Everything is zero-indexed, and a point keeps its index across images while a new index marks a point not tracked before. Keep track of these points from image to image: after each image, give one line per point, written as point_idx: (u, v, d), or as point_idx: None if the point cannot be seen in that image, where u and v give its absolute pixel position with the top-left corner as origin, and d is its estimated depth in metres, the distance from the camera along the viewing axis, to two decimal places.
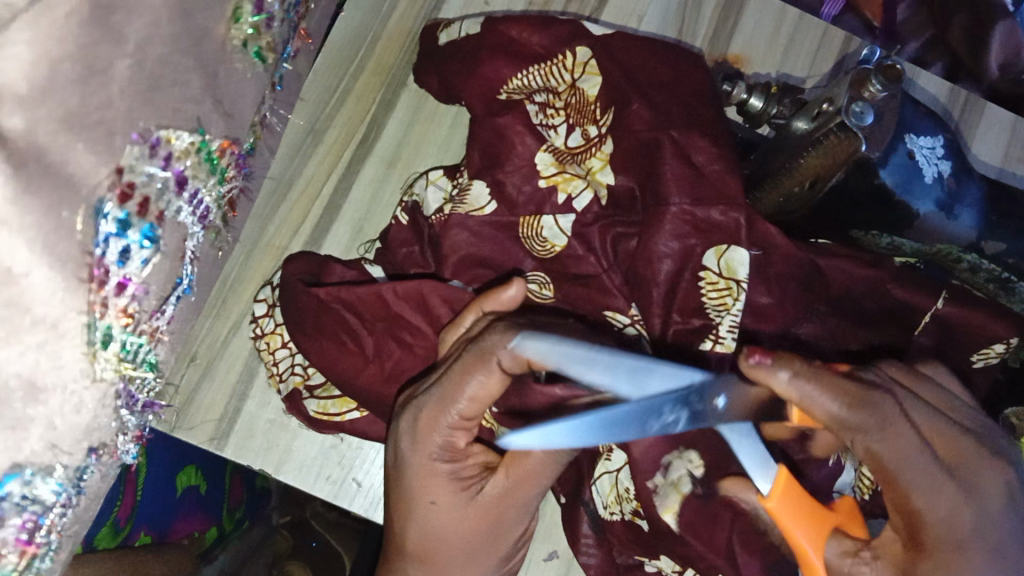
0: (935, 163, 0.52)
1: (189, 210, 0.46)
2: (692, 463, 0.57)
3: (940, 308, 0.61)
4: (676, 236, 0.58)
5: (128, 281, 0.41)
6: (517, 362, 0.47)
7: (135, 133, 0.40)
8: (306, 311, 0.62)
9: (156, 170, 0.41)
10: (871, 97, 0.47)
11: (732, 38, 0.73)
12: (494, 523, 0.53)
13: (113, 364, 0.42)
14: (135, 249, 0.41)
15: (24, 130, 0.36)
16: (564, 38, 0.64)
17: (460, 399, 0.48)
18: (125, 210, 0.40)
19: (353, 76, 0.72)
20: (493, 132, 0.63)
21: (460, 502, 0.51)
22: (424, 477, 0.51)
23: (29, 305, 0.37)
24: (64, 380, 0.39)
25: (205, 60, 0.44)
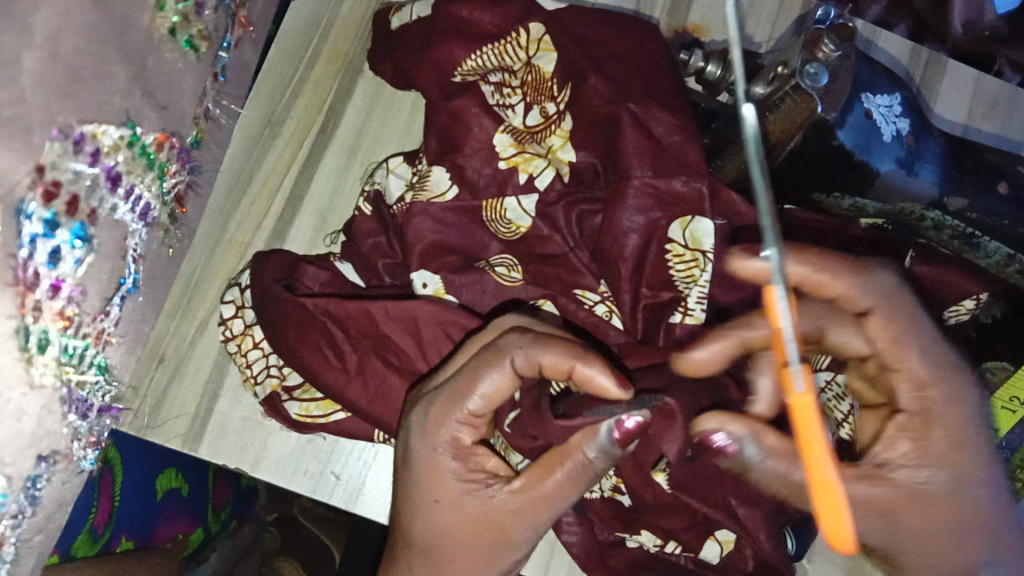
0: (892, 122, 0.52)
1: (128, 209, 0.46)
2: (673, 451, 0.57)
3: (911, 268, 0.61)
4: (638, 211, 0.58)
5: (61, 282, 0.42)
6: (530, 366, 0.50)
7: (55, 129, 0.40)
8: (287, 320, 0.61)
9: (83, 167, 0.42)
10: (825, 57, 0.48)
11: (691, 8, 0.74)
12: (499, 525, 0.52)
13: (54, 369, 0.43)
14: (65, 249, 0.42)
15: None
16: (517, 17, 0.64)
17: (473, 394, 0.51)
18: (52, 209, 0.41)
19: (308, 66, 0.71)
20: (449, 115, 0.62)
21: (479, 504, 0.52)
22: (431, 476, 0.52)
23: None
24: (1, 386, 0.41)
25: (132, 51, 0.45)
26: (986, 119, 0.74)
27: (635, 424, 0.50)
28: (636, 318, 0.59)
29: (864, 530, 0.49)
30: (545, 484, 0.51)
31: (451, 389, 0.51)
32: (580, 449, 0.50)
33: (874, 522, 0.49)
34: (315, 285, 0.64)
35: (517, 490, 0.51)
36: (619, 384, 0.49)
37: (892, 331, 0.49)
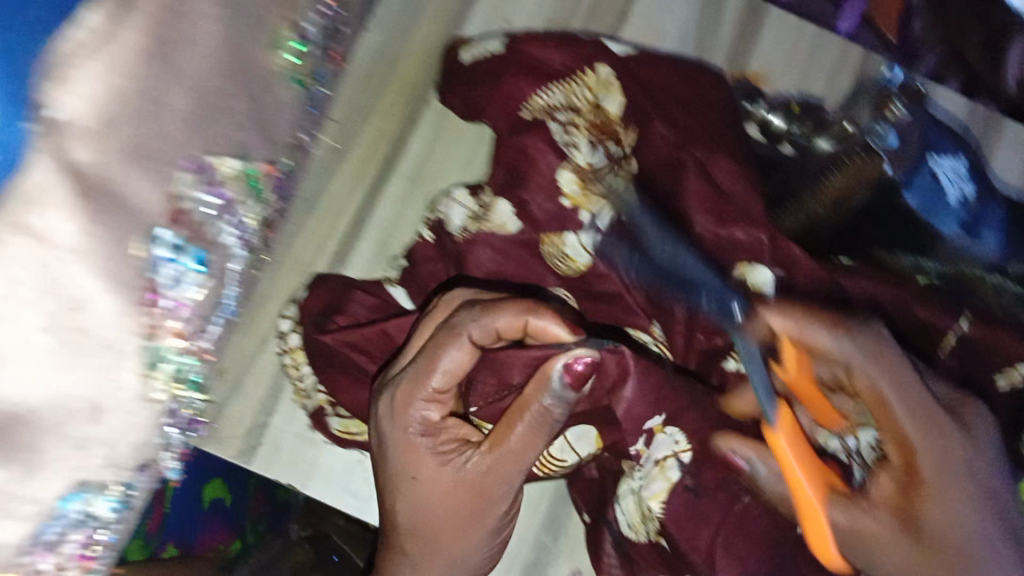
0: (958, 184, 0.57)
1: (234, 232, 0.47)
2: (677, 443, 0.58)
3: (965, 330, 0.57)
4: (698, 254, 0.59)
5: (180, 304, 0.42)
6: (486, 334, 0.53)
7: (186, 159, 0.40)
8: (317, 353, 0.64)
9: (204, 195, 0.42)
10: (895, 118, 0.52)
11: (753, 56, 0.77)
12: (479, 488, 0.54)
13: (166, 386, 0.42)
14: (189, 272, 0.42)
15: (94, 161, 0.34)
16: (584, 57, 0.64)
17: (437, 370, 0.52)
18: (179, 236, 0.40)
19: (376, 95, 0.72)
20: (515, 150, 0.63)
21: (458, 476, 0.54)
22: (407, 453, 0.54)
23: (94, 330, 0.35)
24: (123, 402, 0.39)
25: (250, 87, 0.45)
26: None
27: (584, 366, 0.52)
28: (689, 355, 0.61)
29: (853, 561, 0.52)
30: (510, 440, 0.53)
31: (421, 365, 0.53)
32: (536, 399, 0.52)
33: (862, 557, 0.51)
34: (361, 310, 0.66)
35: (485, 453, 0.54)
36: (571, 331, 0.54)
37: (869, 389, 0.50)
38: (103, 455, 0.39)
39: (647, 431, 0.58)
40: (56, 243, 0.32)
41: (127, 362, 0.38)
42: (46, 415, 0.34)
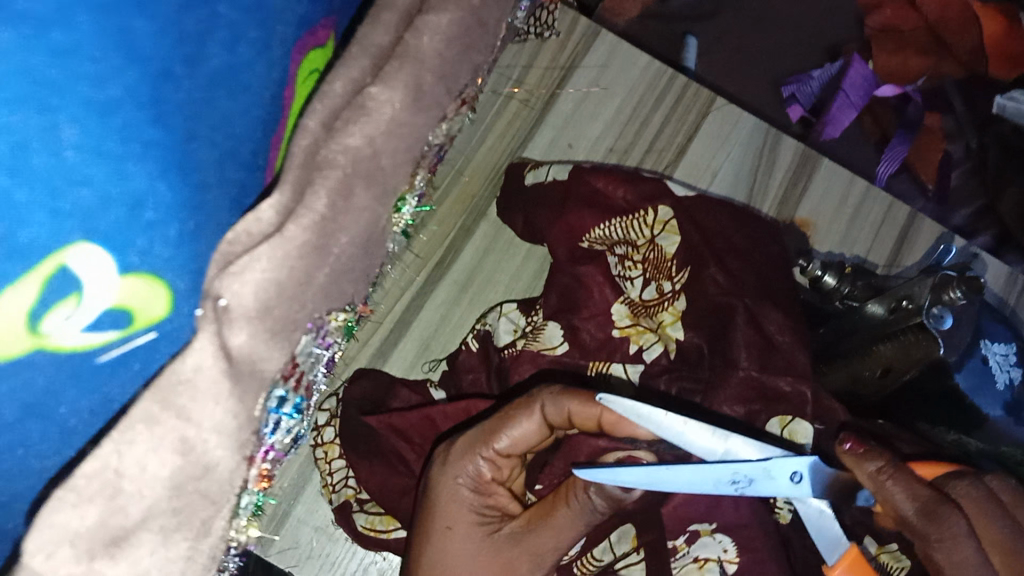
0: (1007, 370, 0.54)
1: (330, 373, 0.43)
2: (724, 551, 0.57)
3: None
4: (739, 400, 0.60)
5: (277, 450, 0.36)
6: (560, 414, 0.54)
7: (310, 321, 0.33)
8: (358, 438, 0.66)
9: (319, 350, 0.35)
10: (951, 301, 0.50)
11: (800, 203, 0.79)
12: (505, 562, 0.53)
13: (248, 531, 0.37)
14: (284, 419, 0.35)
15: (249, 349, 0.30)
16: (647, 196, 0.67)
17: (501, 435, 0.54)
18: (294, 393, 0.34)
19: (437, 201, 0.74)
20: (574, 279, 0.65)
21: (492, 547, 0.53)
22: (449, 503, 0.54)
23: (201, 484, 0.30)
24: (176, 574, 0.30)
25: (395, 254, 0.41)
26: None
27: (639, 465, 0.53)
28: None
29: None
30: (548, 518, 0.53)
31: (488, 422, 0.55)
32: (581, 486, 0.51)
33: None
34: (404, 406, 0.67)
35: (522, 524, 0.54)
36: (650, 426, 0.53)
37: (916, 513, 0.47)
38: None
39: (692, 530, 0.57)
40: (201, 424, 0.29)
41: (224, 518, 0.31)
42: None
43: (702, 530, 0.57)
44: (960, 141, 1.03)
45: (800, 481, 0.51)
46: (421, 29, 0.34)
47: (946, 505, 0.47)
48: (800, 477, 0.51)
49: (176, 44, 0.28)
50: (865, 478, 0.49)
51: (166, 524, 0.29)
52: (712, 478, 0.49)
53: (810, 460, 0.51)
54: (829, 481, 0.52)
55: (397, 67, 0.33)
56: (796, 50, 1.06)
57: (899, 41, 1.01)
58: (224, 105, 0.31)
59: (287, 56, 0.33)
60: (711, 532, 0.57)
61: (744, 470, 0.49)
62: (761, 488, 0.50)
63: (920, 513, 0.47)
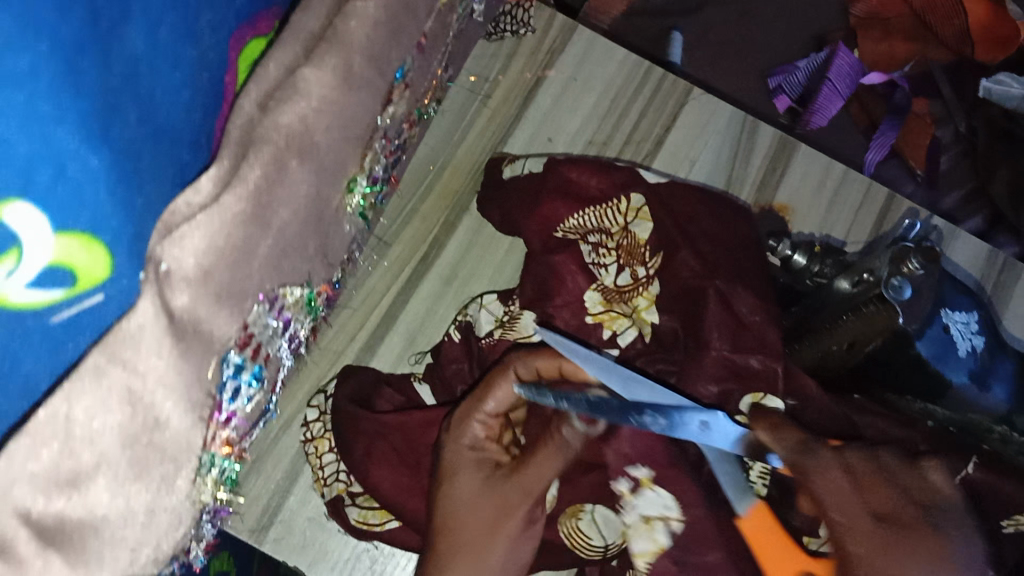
0: (969, 338, 0.55)
1: (288, 347, 0.46)
2: (666, 506, 0.59)
3: (970, 474, 0.58)
4: (709, 379, 0.62)
5: (234, 415, 0.37)
6: (531, 373, 0.60)
7: (265, 295, 0.35)
8: (357, 436, 0.67)
9: (273, 321, 0.39)
10: (910, 272, 0.52)
11: (779, 187, 0.81)
12: (502, 497, 0.58)
13: (211, 486, 0.38)
14: (245, 385, 0.38)
15: (190, 308, 0.31)
16: (620, 184, 0.69)
17: (487, 397, 0.60)
18: (246, 357, 0.37)
19: (421, 197, 0.76)
20: (548, 268, 0.67)
21: (489, 487, 0.58)
22: (451, 459, 0.59)
23: (164, 425, 0.32)
24: (161, 500, 0.33)
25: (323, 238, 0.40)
26: None
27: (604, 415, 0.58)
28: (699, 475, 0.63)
29: None
30: (534, 458, 0.59)
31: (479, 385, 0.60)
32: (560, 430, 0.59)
33: None
34: (390, 406, 0.70)
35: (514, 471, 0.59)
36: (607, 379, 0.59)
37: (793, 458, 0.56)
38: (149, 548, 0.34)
39: (635, 479, 0.60)
40: (146, 373, 0.30)
41: (187, 475, 0.34)
42: (117, 527, 0.31)
43: (643, 479, 0.60)
44: (948, 126, 1.03)
45: (710, 431, 0.56)
46: (349, 16, 0.34)
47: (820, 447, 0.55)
48: (709, 426, 0.56)
49: (84, 21, 0.30)
50: (762, 431, 0.57)
51: (123, 471, 0.30)
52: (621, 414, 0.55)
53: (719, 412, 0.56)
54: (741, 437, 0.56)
55: (325, 52, 0.32)
56: (778, 38, 1.06)
57: (884, 28, 1.04)
58: (157, 80, 0.34)
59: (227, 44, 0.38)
60: (653, 483, 0.60)
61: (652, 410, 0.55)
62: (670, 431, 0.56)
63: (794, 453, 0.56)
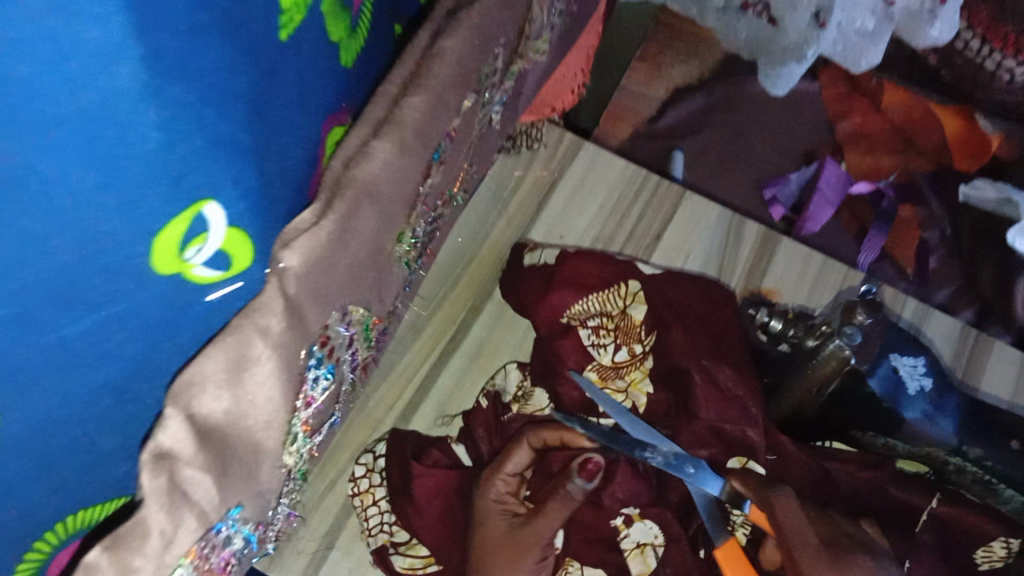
0: (918, 378, 0.72)
1: (349, 368, 0.48)
2: (655, 535, 0.69)
3: (936, 507, 0.69)
4: (699, 444, 0.72)
5: (312, 401, 0.42)
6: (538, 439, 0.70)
7: (338, 305, 0.41)
8: (396, 487, 0.75)
9: (342, 331, 0.43)
10: (859, 323, 0.62)
11: (765, 275, 0.92)
12: (523, 542, 0.64)
13: (293, 460, 0.43)
14: (320, 380, 0.43)
15: (296, 298, 0.36)
16: (621, 272, 0.79)
17: (506, 459, 0.69)
18: (320, 355, 0.41)
19: (450, 287, 0.88)
20: (555, 351, 0.77)
21: (512, 530, 0.65)
22: (480, 512, 0.66)
23: (268, 387, 0.36)
24: (268, 456, 0.39)
25: (383, 293, 0.49)
26: None
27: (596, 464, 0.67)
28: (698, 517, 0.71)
29: None
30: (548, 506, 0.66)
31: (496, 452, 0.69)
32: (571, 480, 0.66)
33: None
34: (434, 464, 0.77)
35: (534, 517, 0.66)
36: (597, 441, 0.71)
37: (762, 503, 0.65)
38: (253, 492, 0.39)
39: (626, 514, 0.70)
40: (272, 337, 0.35)
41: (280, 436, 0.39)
42: (234, 461, 0.36)
43: (634, 514, 0.70)
44: (935, 228, 1.14)
45: (699, 475, 0.68)
46: (404, 105, 0.41)
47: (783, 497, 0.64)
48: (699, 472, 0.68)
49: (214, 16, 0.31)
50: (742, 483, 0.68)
51: (244, 415, 0.35)
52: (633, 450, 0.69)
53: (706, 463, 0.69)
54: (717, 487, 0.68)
55: (389, 129, 0.40)
56: (763, 152, 1.18)
57: (870, 144, 1.18)
58: (283, 142, 0.38)
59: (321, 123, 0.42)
60: (642, 517, 0.70)
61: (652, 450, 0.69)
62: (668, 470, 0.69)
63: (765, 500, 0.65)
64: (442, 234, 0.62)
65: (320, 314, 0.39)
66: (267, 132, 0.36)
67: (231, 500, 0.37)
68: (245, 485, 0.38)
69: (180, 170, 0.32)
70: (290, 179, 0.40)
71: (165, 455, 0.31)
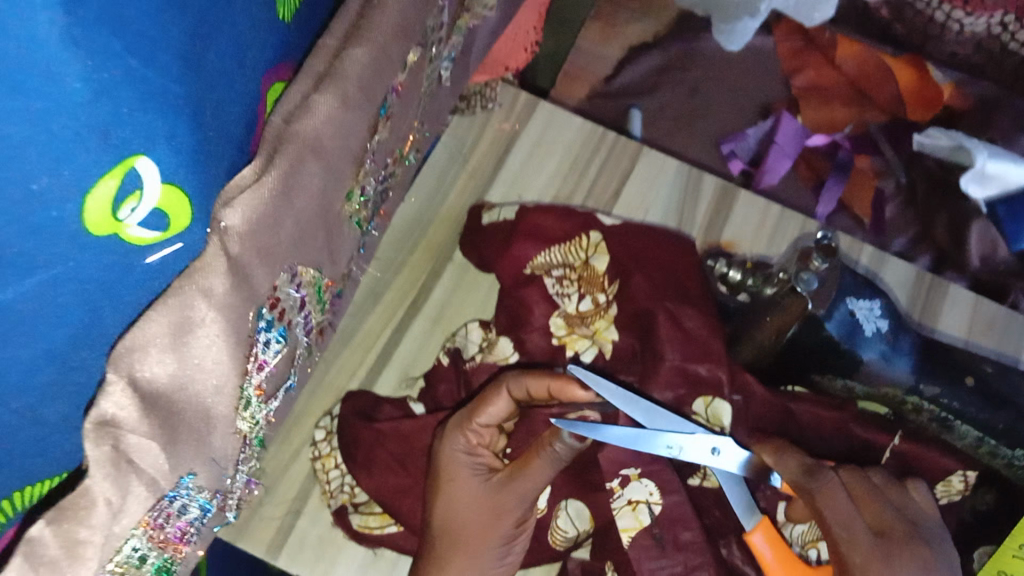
0: (873, 321, 0.71)
1: (303, 332, 0.48)
2: (650, 494, 0.68)
3: (897, 444, 0.71)
4: (667, 387, 0.72)
5: (265, 364, 0.42)
6: (521, 390, 0.67)
7: (287, 263, 0.40)
8: (362, 446, 0.76)
9: (293, 292, 0.42)
10: (816, 268, 0.63)
11: (724, 227, 0.92)
12: (495, 503, 0.66)
13: (248, 425, 0.42)
14: (274, 342, 0.42)
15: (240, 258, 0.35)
16: (580, 224, 0.79)
17: (481, 411, 0.67)
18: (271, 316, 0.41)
19: (409, 251, 0.87)
20: (518, 301, 0.77)
21: (482, 488, 0.66)
22: (450, 468, 0.66)
23: (213, 347, 0.35)
24: (220, 423, 0.38)
25: (337, 253, 0.48)
26: (984, 336, 0.85)
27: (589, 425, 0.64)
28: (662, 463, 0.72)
29: None
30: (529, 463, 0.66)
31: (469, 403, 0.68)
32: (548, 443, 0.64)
33: None
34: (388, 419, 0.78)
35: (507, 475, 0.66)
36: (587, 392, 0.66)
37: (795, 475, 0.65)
38: (210, 458, 0.39)
39: (624, 475, 0.69)
40: (212, 301, 0.34)
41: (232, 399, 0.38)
42: (184, 431, 0.35)
43: (632, 475, 0.68)
44: (890, 178, 1.15)
45: (719, 453, 0.66)
46: (345, 57, 0.40)
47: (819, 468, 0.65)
48: (718, 450, 0.66)
49: None
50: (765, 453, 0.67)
51: (191, 381, 0.34)
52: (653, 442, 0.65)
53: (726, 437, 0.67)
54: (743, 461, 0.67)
55: (331, 84, 0.39)
56: (721, 104, 1.18)
57: (823, 97, 1.17)
58: (219, 92, 0.37)
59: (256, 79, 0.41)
60: (639, 477, 0.68)
61: (673, 437, 0.65)
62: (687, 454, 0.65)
63: (802, 474, 0.65)
64: (396, 195, 0.61)
65: (269, 276, 0.38)
66: (201, 85, 0.34)
67: (185, 468, 0.37)
68: (198, 452, 0.37)
69: (100, 124, 0.30)
70: (231, 137, 0.39)
71: (108, 424, 0.31)
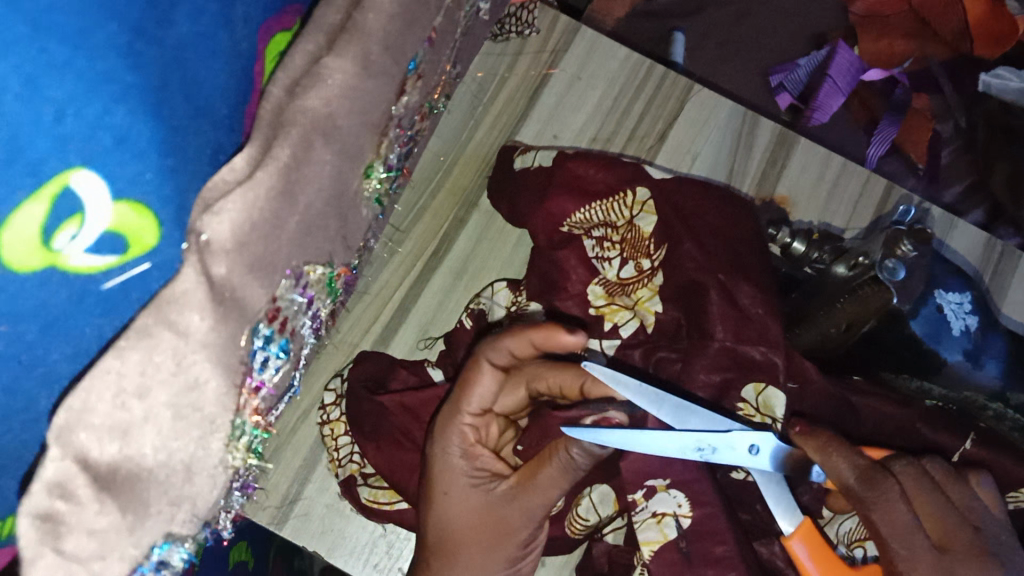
0: (962, 317, 0.63)
1: (309, 328, 0.42)
2: (679, 505, 0.61)
3: (969, 449, 0.64)
4: (714, 368, 0.64)
5: (262, 384, 0.37)
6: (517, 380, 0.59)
7: (289, 269, 0.36)
8: (368, 416, 0.69)
9: (297, 296, 0.37)
10: (903, 254, 0.54)
11: (779, 180, 0.82)
12: (501, 515, 0.60)
13: (241, 455, 0.37)
14: (271, 359, 0.37)
15: (227, 279, 0.31)
16: (627, 178, 0.71)
17: (470, 399, 0.60)
18: (270, 328, 0.36)
19: (431, 195, 0.78)
20: (550, 263, 0.70)
21: (485, 498, 0.60)
22: (444, 473, 0.60)
23: (184, 382, 0.31)
24: (198, 465, 0.34)
25: (349, 232, 0.40)
26: None
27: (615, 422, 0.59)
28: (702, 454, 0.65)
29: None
30: (538, 473, 0.59)
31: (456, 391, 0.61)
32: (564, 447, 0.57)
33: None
34: (403, 387, 0.72)
35: (513, 483, 0.60)
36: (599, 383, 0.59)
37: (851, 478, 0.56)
38: (190, 509, 0.34)
39: (649, 485, 0.62)
40: (185, 343, 0.30)
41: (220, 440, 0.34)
42: (152, 486, 0.32)
43: (658, 485, 0.61)
44: (948, 121, 1.04)
45: (758, 454, 0.57)
46: (366, 8, 0.35)
47: (881, 474, 0.55)
48: (757, 450, 0.57)
49: None
50: (814, 449, 0.57)
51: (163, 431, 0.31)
52: (680, 444, 0.56)
53: (768, 434, 0.57)
54: (782, 456, 0.58)
55: (348, 39, 0.34)
56: (779, 32, 1.07)
57: (883, 27, 1.02)
58: (193, 63, 0.34)
59: (254, 37, 0.37)
60: (667, 488, 0.61)
61: (706, 439, 0.56)
62: (722, 457, 0.56)
63: (859, 481, 0.55)
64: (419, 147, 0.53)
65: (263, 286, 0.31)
66: (167, 51, 0.32)
67: (156, 526, 0.33)
68: (173, 499, 0.33)
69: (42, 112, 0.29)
70: (215, 111, 0.36)
71: (49, 509, 0.29)
